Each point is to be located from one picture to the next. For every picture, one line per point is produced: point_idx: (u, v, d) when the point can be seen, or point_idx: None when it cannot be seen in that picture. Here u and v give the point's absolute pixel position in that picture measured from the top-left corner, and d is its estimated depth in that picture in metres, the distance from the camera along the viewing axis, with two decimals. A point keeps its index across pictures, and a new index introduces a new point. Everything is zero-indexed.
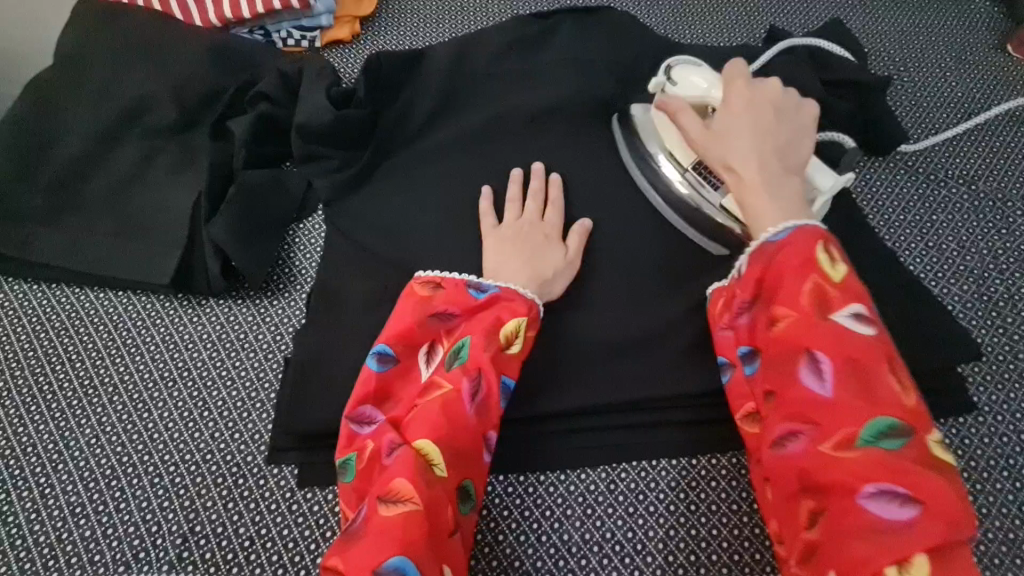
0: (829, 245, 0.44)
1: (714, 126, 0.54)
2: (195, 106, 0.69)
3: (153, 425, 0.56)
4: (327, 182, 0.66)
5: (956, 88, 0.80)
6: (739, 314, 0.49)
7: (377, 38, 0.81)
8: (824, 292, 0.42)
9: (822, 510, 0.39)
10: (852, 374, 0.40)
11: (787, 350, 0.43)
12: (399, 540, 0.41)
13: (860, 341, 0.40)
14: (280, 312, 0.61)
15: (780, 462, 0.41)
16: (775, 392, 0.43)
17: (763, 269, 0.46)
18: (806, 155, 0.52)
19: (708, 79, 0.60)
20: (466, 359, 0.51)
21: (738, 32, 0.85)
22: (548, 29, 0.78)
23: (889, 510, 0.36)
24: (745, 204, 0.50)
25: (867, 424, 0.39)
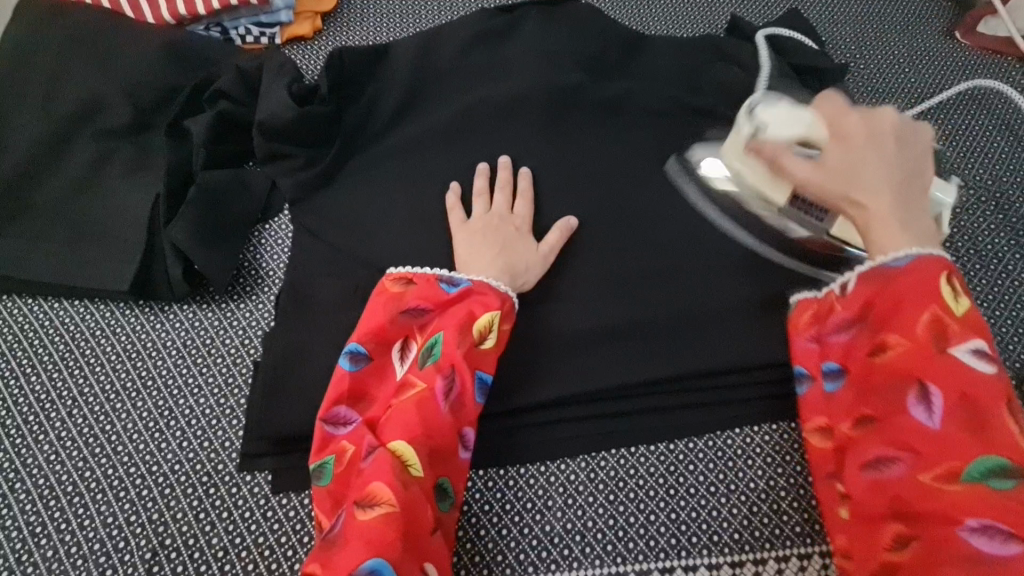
0: (952, 276, 0.44)
1: (825, 161, 0.50)
2: (151, 105, 0.66)
3: (116, 437, 0.54)
4: (292, 180, 0.65)
5: (909, 73, 0.83)
6: (836, 331, 0.48)
7: (340, 34, 0.79)
8: (942, 321, 0.42)
9: (913, 537, 0.40)
10: (966, 411, 0.40)
11: (897, 377, 0.43)
12: (378, 543, 0.42)
13: (982, 377, 0.41)
14: (248, 315, 0.60)
15: (877, 484, 0.42)
16: (877, 419, 0.44)
17: (874, 291, 0.46)
18: (925, 188, 0.49)
19: (792, 116, 0.54)
20: (439, 356, 0.51)
21: (699, 22, 0.86)
22: (512, 22, 0.78)
23: (992, 545, 0.37)
24: (873, 242, 0.47)
25: (977, 461, 0.39)
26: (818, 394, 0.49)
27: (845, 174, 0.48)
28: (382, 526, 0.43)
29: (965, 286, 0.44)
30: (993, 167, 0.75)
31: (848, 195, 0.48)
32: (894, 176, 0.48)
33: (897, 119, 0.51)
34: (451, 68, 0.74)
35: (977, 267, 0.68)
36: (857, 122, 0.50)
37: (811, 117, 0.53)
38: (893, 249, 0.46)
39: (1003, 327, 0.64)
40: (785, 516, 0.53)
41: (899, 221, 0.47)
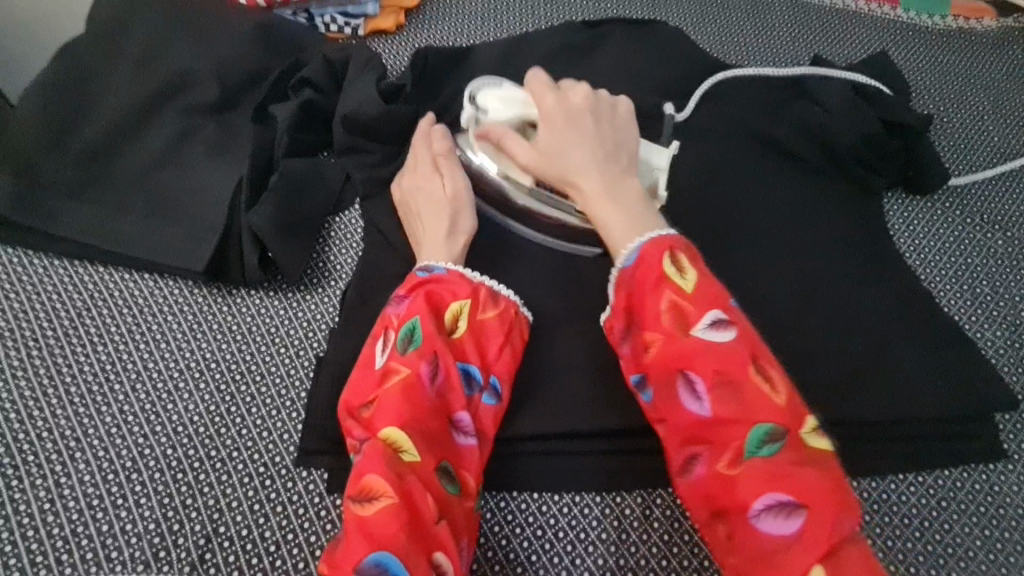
0: (677, 252, 0.50)
1: (539, 144, 0.58)
2: (236, 86, 0.66)
3: (177, 417, 0.53)
4: (367, 176, 0.65)
5: (992, 131, 0.81)
6: (621, 343, 0.52)
7: (422, 31, 0.79)
8: (679, 306, 0.48)
9: (732, 533, 0.44)
10: (724, 391, 0.45)
11: (668, 371, 0.47)
12: (379, 536, 0.42)
13: (722, 349, 0.46)
14: (314, 307, 0.60)
15: (691, 486, 0.46)
16: (664, 420, 0.47)
17: (626, 295, 0.51)
18: (629, 152, 0.59)
19: (509, 100, 0.62)
20: (420, 343, 0.50)
21: (782, 55, 0.85)
22: (597, 41, 0.78)
23: (783, 519, 0.42)
24: (597, 218, 0.55)
25: (748, 436, 0.44)
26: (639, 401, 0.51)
27: (558, 156, 0.58)
28: (382, 518, 0.43)
29: (692, 258, 0.50)
30: None
31: (567, 177, 0.57)
32: (588, 150, 0.57)
33: (590, 96, 0.60)
34: None
35: None
36: (555, 105, 0.60)
37: (524, 100, 0.62)
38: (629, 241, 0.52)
39: None
40: None
41: (610, 196, 0.55)
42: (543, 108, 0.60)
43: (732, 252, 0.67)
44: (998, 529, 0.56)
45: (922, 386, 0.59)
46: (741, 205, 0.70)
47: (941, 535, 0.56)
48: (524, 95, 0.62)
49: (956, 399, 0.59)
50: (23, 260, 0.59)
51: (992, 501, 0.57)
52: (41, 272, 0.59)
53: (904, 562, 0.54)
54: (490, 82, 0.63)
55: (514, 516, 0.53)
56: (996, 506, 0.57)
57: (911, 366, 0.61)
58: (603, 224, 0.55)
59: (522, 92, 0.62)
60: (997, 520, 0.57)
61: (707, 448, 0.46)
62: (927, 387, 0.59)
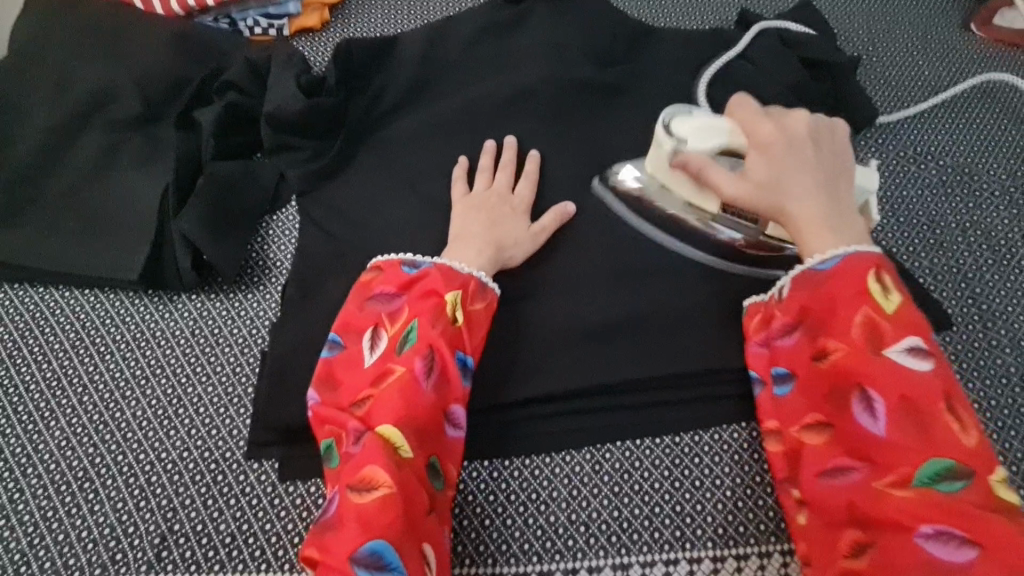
0: (883, 276, 0.48)
1: (751, 173, 0.54)
2: (161, 96, 0.67)
3: (126, 424, 0.54)
4: (299, 172, 0.66)
5: (922, 66, 0.82)
6: (779, 336, 0.52)
7: (348, 25, 0.79)
8: (876, 323, 0.46)
9: (870, 542, 0.43)
10: (905, 411, 0.44)
11: (842, 380, 0.47)
12: (375, 525, 0.43)
13: (917, 376, 0.44)
14: (255, 305, 0.60)
15: (832, 490, 0.45)
16: (831, 426, 0.47)
17: (809, 299, 0.50)
18: (847, 181, 0.54)
19: (707, 127, 0.57)
20: (415, 340, 0.51)
21: (710, 14, 0.86)
22: (520, 16, 0.79)
23: (949, 551, 0.40)
24: (808, 244, 0.51)
25: (923, 464, 0.42)
26: (768, 397, 0.52)
27: (774, 181, 0.53)
28: (378, 510, 0.43)
29: (897, 283, 0.48)
30: (1007, 160, 0.74)
31: (784, 202, 0.53)
32: (820, 180, 0.53)
33: (810, 118, 0.56)
34: (459, 63, 0.76)
35: (989, 262, 0.67)
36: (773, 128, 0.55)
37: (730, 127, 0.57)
38: (825, 249, 0.50)
39: (1015, 323, 0.63)
40: None
41: (828, 223, 0.51)
42: (759, 133, 0.55)
43: None
44: None
45: None
46: None
47: None
48: (730, 122, 0.57)
49: None
50: None
51: None
52: None
53: None
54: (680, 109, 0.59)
55: (467, 484, 0.55)
56: None
57: None
58: (808, 246, 0.51)
59: (723, 119, 0.57)
60: None
61: (866, 463, 0.45)
62: None
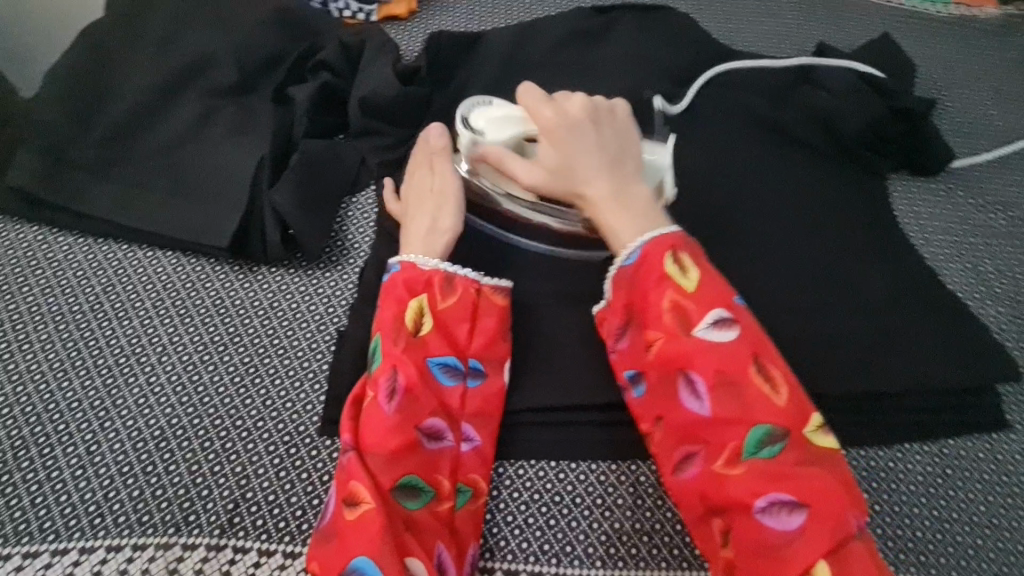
0: (681, 252, 0.51)
1: (545, 159, 0.57)
2: (255, 69, 0.67)
3: (204, 388, 0.55)
4: (384, 158, 0.67)
5: (994, 116, 0.83)
6: (619, 340, 0.54)
7: (435, 17, 0.81)
8: (680, 307, 0.49)
9: (728, 528, 0.46)
10: (723, 389, 0.47)
11: (667, 370, 0.49)
12: (357, 546, 0.44)
13: (723, 349, 0.47)
14: (333, 284, 0.61)
15: (686, 483, 0.48)
16: (663, 418, 0.49)
17: (627, 295, 0.53)
18: (637, 164, 0.58)
19: (506, 117, 0.61)
20: (380, 358, 0.51)
21: (788, 43, 0.86)
22: (606, 26, 0.80)
23: (786, 520, 0.44)
24: (605, 224, 0.54)
25: (747, 436, 0.46)
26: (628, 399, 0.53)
27: (565, 172, 0.56)
28: (359, 524, 0.45)
29: (694, 257, 0.51)
30: None
31: (577, 190, 0.56)
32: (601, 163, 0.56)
33: (589, 103, 0.59)
34: (542, 67, 0.77)
35: None
36: (554, 117, 0.58)
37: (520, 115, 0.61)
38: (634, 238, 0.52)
39: None
40: None
41: (619, 202, 0.54)
42: (541, 120, 0.58)
43: (744, 229, 0.68)
44: (1001, 495, 0.58)
45: (927, 356, 0.61)
46: (750, 184, 0.71)
47: (948, 501, 0.57)
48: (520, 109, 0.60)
49: (961, 371, 0.60)
50: (52, 240, 0.61)
51: (995, 469, 0.59)
52: (66, 251, 0.60)
53: (915, 526, 0.56)
54: (480, 102, 0.63)
55: (533, 482, 0.55)
56: (999, 474, 0.59)
57: (917, 339, 0.62)
58: (615, 236, 0.54)
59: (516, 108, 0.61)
60: (1000, 487, 0.58)
61: (703, 447, 0.48)
62: (934, 359, 0.61)
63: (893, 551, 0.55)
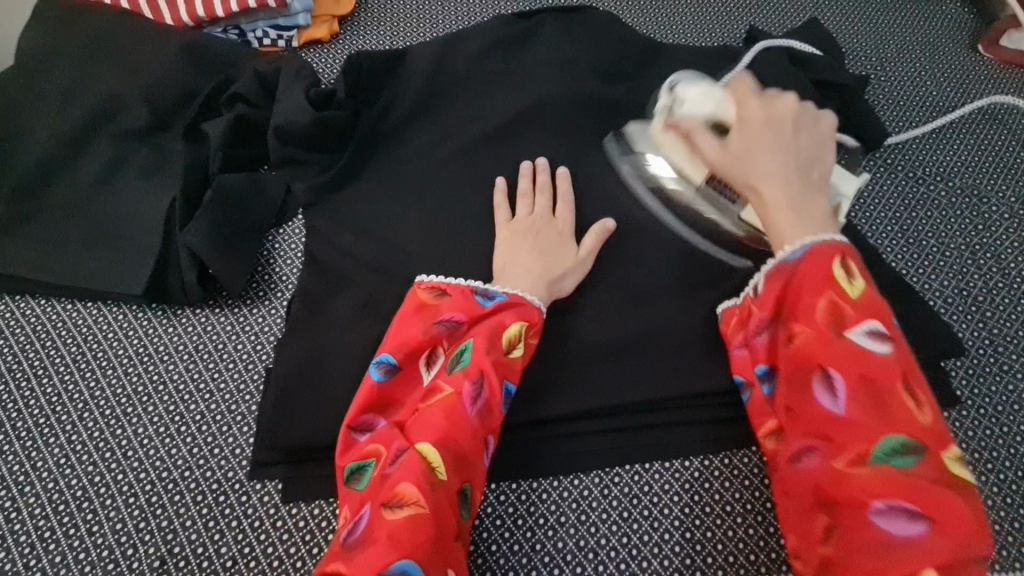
0: (847, 260, 0.47)
1: (731, 144, 0.54)
2: (168, 107, 0.66)
3: (127, 442, 0.53)
4: (307, 185, 0.66)
5: (930, 87, 0.82)
6: (756, 333, 0.52)
7: (356, 39, 0.80)
8: (838, 307, 0.45)
9: (835, 526, 0.43)
10: (865, 390, 0.43)
11: (804, 365, 0.46)
12: (405, 544, 0.41)
13: (875, 355, 0.43)
14: (260, 320, 0.59)
15: (800, 475, 0.45)
16: (793, 409, 0.46)
17: (783, 285, 0.49)
18: (822, 175, 0.53)
19: (709, 94, 0.59)
20: (468, 363, 0.51)
21: (718, 31, 0.86)
22: (530, 30, 0.79)
23: (899, 527, 0.39)
24: (770, 222, 0.51)
25: (878, 441, 0.41)
26: (757, 397, 0.52)
27: (747, 160, 0.53)
28: (413, 528, 0.42)
29: (861, 266, 0.47)
30: (1018, 184, 0.74)
31: (753, 182, 0.52)
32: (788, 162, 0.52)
33: (800, 106, 0.55)
34: (468, 78, 0.76)
35: (1000, 285, 0.67)
36: (760, 109, 0.55)
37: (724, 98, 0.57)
38: (796, 238, 0.49)
39: None
40: None
41: (796, 207, 0.50)
42: (745, 110, 0.55)
43: None
44: None
45: None
46: None
47: None
48: (726, 93, 0.57)
49: None
50: None
51: None
52: None
53: None
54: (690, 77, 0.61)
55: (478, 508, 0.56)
56: None
57: None
58: (778, 235, 0.50)
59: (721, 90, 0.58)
60: None
61: (825, 444, 0.44)
62: None
63: None
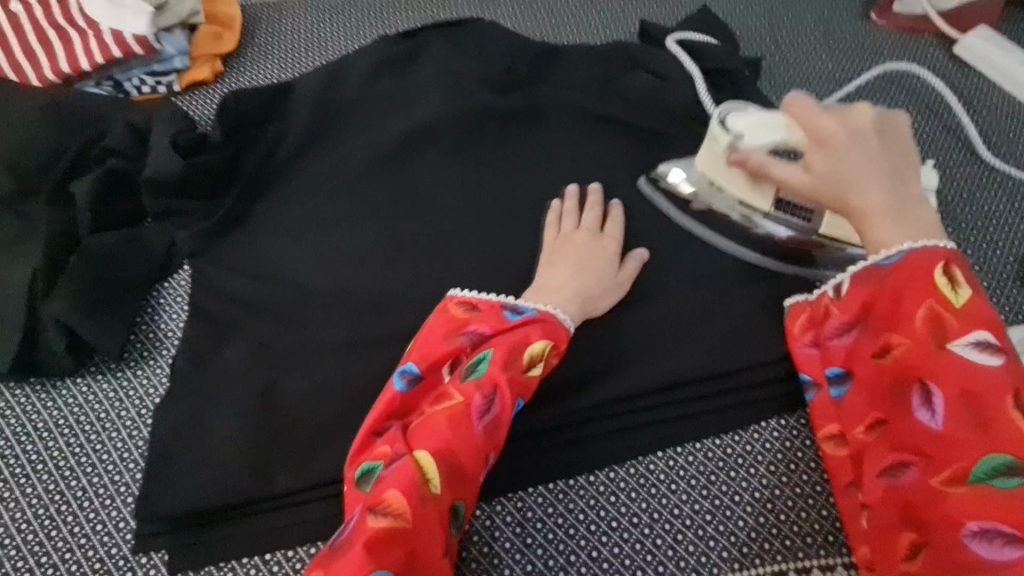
0: (953, 269, 0.45)
1: (813, 168, 0.50)
2: (33, 170, 0.64)
3: (5, 529, 0.51)
4: (187, 234, 0.63)
5: (826, 62, 0.82)
6: (836, 335, 0.50)
7: (240, 76, 0.79)
8: (939, 317, 0.44)
9: (924, 544, 0.41)
10: (967, 406, 0.41)
11: (901, 379, 0.44)
12: (381, 556, 0.41)
13: (981, 372, 0.41)
14: (143, 382, 0.57)
15: (889, 489, 0.43)
16: (885, 421, 0.45)
17: (870, 292, 0.48)
18: (915, 176, 0.50)
19: (767, 121, 0.55)
20: (482, 373, 0.49)
21: (613, 27, 0.85)
22: (416, 48, 0.77)
23: (991, 551, 0.38)
24: (869, 238, 0.48)
25: (981, 458, 0.40)
26: (824, 398, 0.51)
27: (833, 180, 0.49)
28: (391, 535, 0.42)
29: (968, 276, 0.45)
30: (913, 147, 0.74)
31: (844, 199, 0.49)
32: (884, 172, 0.49)
33: (876, 114, 0.51)
34: (355, 103, 0.74)
35: None
36: (837, 125, 0.50)
37: (783, 122, 0.54)
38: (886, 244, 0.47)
39: None
40: (712, 544, 0.52)
41: (893, 215, 0.48)
42: (816, 131, 0.51)
43: None
44: None
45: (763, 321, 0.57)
46: (581, 181, 0.68)
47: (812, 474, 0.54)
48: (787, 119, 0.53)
49: None
50: None
51: None
52: None
53: (778, 509, 0.53)
54: (735, 106, 0.57)
55: None
56: None
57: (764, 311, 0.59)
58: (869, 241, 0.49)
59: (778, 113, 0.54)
60: None
61: (920, 458, 0.43)
62: (771, 324, 0.57)
63: (759, 542, 0.52)
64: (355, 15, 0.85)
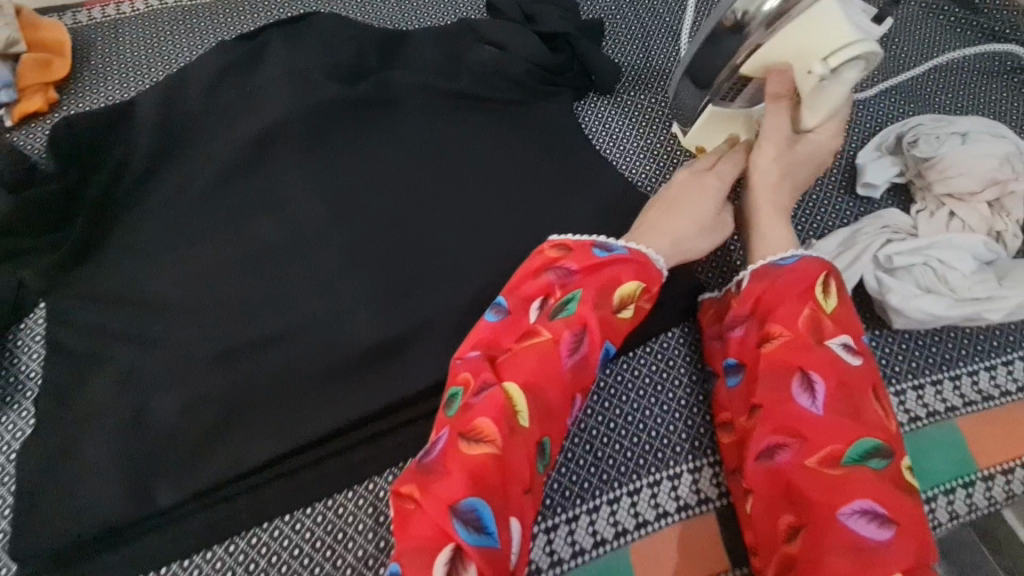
0: (830, 279, 0.52)
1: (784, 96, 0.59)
2: None
3: None
4: (34, 272, 0.62)
5: (662, 15, 0.87)
6: (732, 328, 0.55)
7: (78, 102, 0.76)
8: (818, 319, 0.50)
9: (801, 525, 0.43)
10: (841, 394, 0.46)
11: (781, 369, 0.49)
12: (481, 481, 0.43)
13: (852, 368, 0.47)
14: (8, 425, 0.58)
15: (768, 472, 0.47)
16: (762, 407, 0.49)
17: (762, 289, 0.54)
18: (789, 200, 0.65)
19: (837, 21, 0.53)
20: (573, 311, 0.52)
21: (460, 6, 0.86)
22: (257, 50, 0.76)
23: (871, 532, 0.41)
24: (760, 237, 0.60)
25: (854, 442, 0.44)
26: (722, 389, 0.56)
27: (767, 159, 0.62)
28: (486, 461, 0.44)
29: (840, 288, 0.52)
30: None
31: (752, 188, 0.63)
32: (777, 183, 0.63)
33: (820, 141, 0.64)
34: (200, 113, 0.72)
35: None
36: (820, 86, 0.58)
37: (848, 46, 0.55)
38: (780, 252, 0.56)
39: None
40: (592, 469, 0.58)
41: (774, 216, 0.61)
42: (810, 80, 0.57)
43: (435, 201, 0.69)
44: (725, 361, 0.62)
45: None
46: (438, 160, 0.71)
47: (676, 390, 0.61)
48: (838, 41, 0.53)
49: None
50: None
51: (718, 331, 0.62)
52: None
53: (647, 428, 0.60)
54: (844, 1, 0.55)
55: (268, 548, 0.54)
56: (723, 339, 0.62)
57: None
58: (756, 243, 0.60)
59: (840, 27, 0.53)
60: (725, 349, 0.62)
61: (796, 442, 0.46)
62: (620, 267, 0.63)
63: (635, 460, 0.58)
64: (196, 24, 0.83)
